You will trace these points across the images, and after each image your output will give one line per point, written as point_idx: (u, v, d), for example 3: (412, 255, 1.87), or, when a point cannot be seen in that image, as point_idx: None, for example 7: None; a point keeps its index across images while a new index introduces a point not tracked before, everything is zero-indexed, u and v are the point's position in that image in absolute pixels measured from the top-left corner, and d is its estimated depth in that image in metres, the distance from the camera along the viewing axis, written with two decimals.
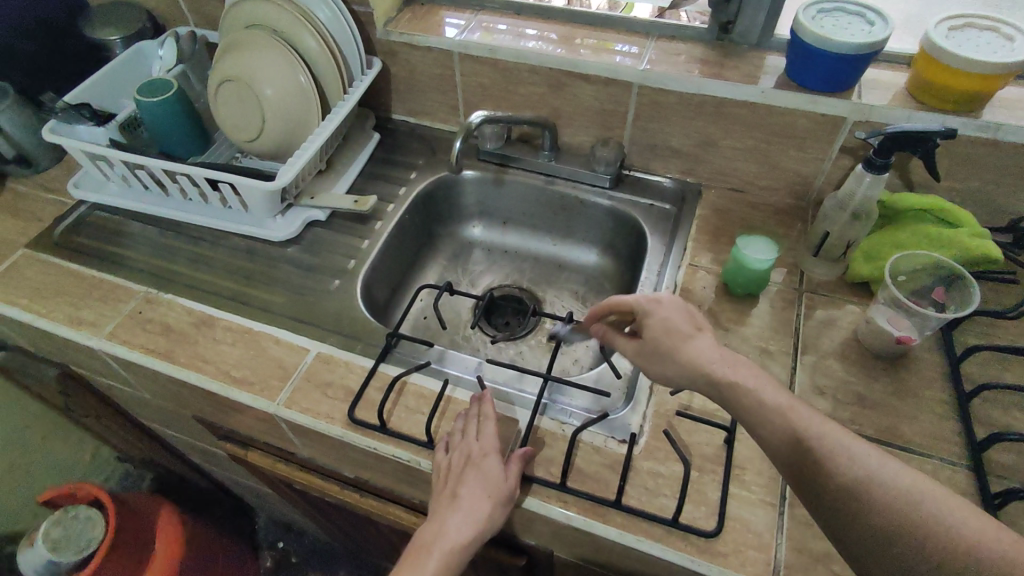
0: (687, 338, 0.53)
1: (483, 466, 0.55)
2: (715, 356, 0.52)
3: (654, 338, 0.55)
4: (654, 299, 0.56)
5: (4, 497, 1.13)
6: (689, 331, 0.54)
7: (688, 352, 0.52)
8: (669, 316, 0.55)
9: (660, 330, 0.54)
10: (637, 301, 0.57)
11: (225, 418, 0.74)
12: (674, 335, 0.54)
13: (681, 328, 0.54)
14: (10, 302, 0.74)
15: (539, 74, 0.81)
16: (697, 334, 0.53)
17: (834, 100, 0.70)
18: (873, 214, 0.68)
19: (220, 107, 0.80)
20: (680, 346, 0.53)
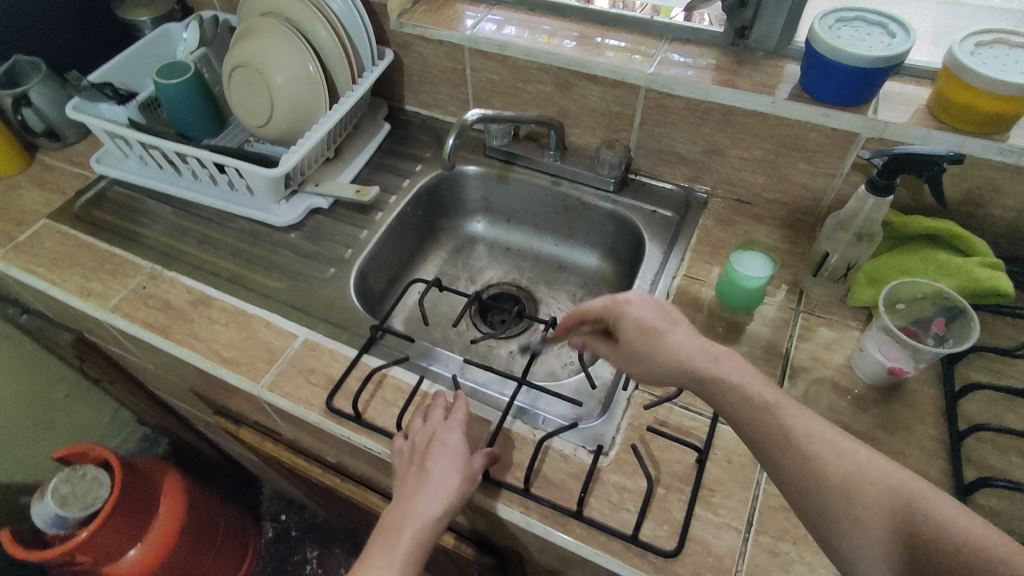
0: (661, 337, 0.50)
1: (448, 446, 0.55)
2: (694, 348, 0.49)
3: (629, 340, 0.52)
4: (622, 300, 0.53)
5: (29, 449, 1.19)
6: (661, 329, 0.51)
7: (665, 350, 0.49)
8: (639, 316, 0.52)
9: (634, 333, 0.52)
10: (605, 304, 0.54)
11: (217, 394, 0.77)
12: (648, 335, 0.51)
13: (654, 325, 0.51)
14: (27, 269, 0.78)
15: (547, 72, 0.80)
16: (672, 329, 0.50)
17: (847, 115, 0.66)
18: (877, 236, 0.66)
19: (233, 92, 0.82)
20: (653, 351, 0.50)
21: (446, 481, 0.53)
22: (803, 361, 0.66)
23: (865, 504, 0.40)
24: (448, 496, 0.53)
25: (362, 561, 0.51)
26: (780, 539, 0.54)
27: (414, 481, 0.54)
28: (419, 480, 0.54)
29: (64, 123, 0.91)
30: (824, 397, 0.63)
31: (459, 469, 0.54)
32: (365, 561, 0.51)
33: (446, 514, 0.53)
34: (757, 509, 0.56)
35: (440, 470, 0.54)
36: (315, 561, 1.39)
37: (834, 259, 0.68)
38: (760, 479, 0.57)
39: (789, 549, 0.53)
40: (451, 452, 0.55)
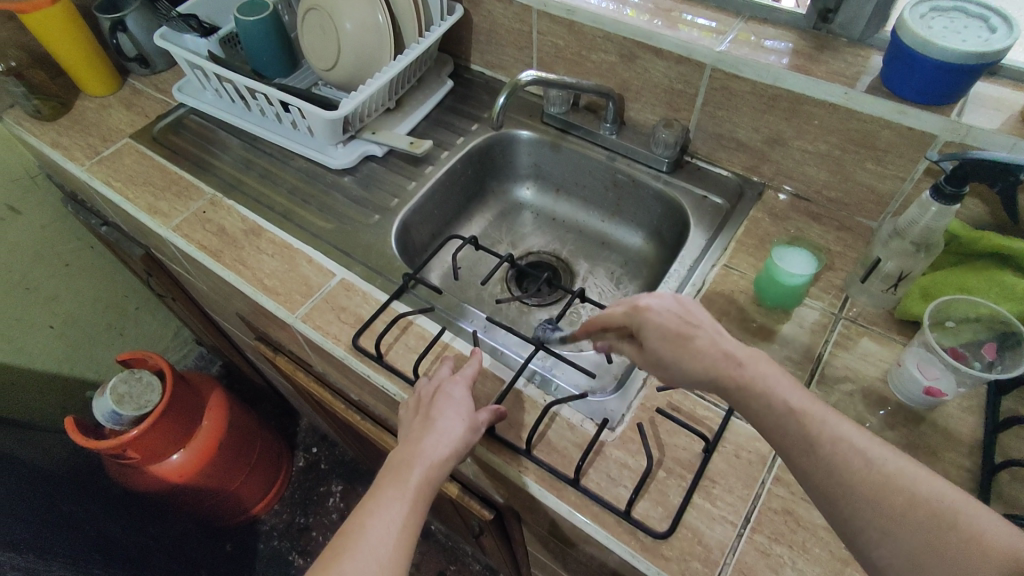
0: (689, 346, 0.46)
1: (453, 398, 0.57)
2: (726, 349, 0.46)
3: (655, 349, 0.48)
4: (641, 307, 0.48)
5: (100, 350, 1.31)
6: (689, 335, 0.46)
7: (694, 359, 0.46)
8: (662, 322, 0.47)
9: (660, 343, 0.47)
10: (626, 313, 0.49)
11: (260, 321, 0.82)
12: (677, 343, 0.46)
13: (681, 333, 0.47)
14: (106, 183, 0.85)
15: (612, 42, 0.78)
16: (698, 333, 0.46)
17: (926, 114, 0.61)
18: (937, 246, 0.61)
19: (305, 35, 0.85)
20: (682, 359, 0.46)
21: (452, 426, 0.54)
22: (835, 368, 0.63)
23: (896, 507, 0.38)
24: (454, 441, 0.54)
25: (372, 495, 0.52)
26: (775, 540, 0.52)
27: (420, 427, 0.56)
28: (425, 426, 0.55)
29: (154, 51, 0.96)
30: (850, 408, 0.60)
31: (464, 418, 0.55)
32: (375, 495, 0.52)
33: (453, 457, 0.54)
34: (757, 507, 0.54)
35: (446, 418, 0.55)
36: (339, 495, 1.47)
37: (887, 266, 0.64)
38: (765, 479, 0.56)
39: (782, 552, 0.52)
40: (457, 402, 0.56)
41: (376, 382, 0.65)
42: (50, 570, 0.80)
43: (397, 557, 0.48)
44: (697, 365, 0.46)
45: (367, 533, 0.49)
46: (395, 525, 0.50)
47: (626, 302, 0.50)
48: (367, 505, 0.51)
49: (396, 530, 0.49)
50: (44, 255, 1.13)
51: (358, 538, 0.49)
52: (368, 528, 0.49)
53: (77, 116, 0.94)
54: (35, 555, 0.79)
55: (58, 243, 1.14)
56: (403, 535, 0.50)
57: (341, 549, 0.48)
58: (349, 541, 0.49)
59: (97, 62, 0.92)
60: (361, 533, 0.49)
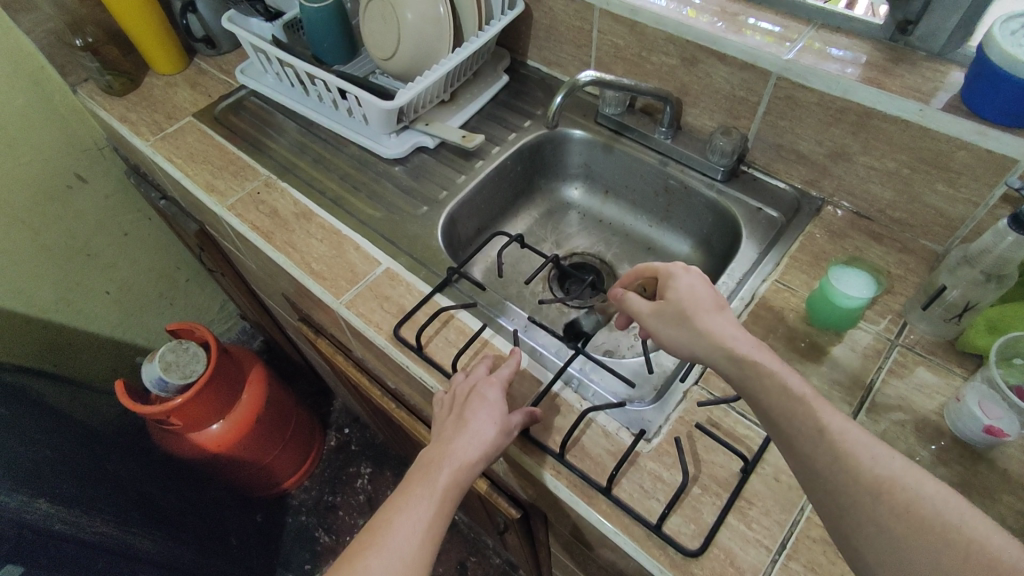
0: (710, 310, 0.50)
1: (488, 399, 0.56)
2: (738, 330, 0.49)
3: (675, 301, 0.52)
4: (682, 266, 0.54)
5: (151, 318, 1.36)
6: (713, 303, 0.51)
7: (708, 322, 0.50)
8: (698, 289, 0.52)
9: (683, 296, 0.52)
10: (669, 265, 0.55)
11: (305, 302, 0.83)
12: (698, 305, 0.51)
13: (704, 300, 0.51)
14: (169, 159, 0.88)
15: (674, 45, 0.77)
16: (718, 310, 0.50)
17: (1008, 138, 0.58)
18: (1010, 277, 0.58)
19: (367, 24, 0.85)
20: (700, 314, 0.50)
21: (484, 429, 0.54)
22: (887, 397, 0.60)
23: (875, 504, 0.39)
24: (485, 444, 0.54)
25: (401, 492, 0.52)
26: (811, 570, 0.51)
27: (452, 427, 0.56)
28: (458, 427, 0.55)
29: (220, 33, 0.99)
30: (900, 439, 0.57)
31: (497, 421, 0.55)
32: (403, 492, 0.52)
33: (483, 459, 0.53)
34: (794, 534, 0.53)
35: (478, 420, 0.55)
36: (367, 477, 1.50)
37: (951, 295, 0.61)
38: (805, 506, 0.54)
39: None
40: (490, 404, 0.55)
41: (415, 373, 0.66)
42: (93, 525, 0.84)
43: (422, 555, 0.49)
44: (708, 329, 0.49)
45: (394, 529, 0.49)
46: (421, 524, 0.50)
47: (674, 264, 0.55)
48: (396, 501, 0.51)
49: (422, 529, 0.50)
50: (105, 225, 1.17)
51: (384, 533, 0.49)
52: (394, 525, 0.50)
53: (145, 92, 0.97)
54: (81, 510, 0.83)
55: (119, 213, 1.19)
56: (429, 533, 0.50)
57: (368, 542, 0.49)
58: (375, 536, 0.49)
59: (167, 41, 0.96)
60: (387, 528, 0.50)
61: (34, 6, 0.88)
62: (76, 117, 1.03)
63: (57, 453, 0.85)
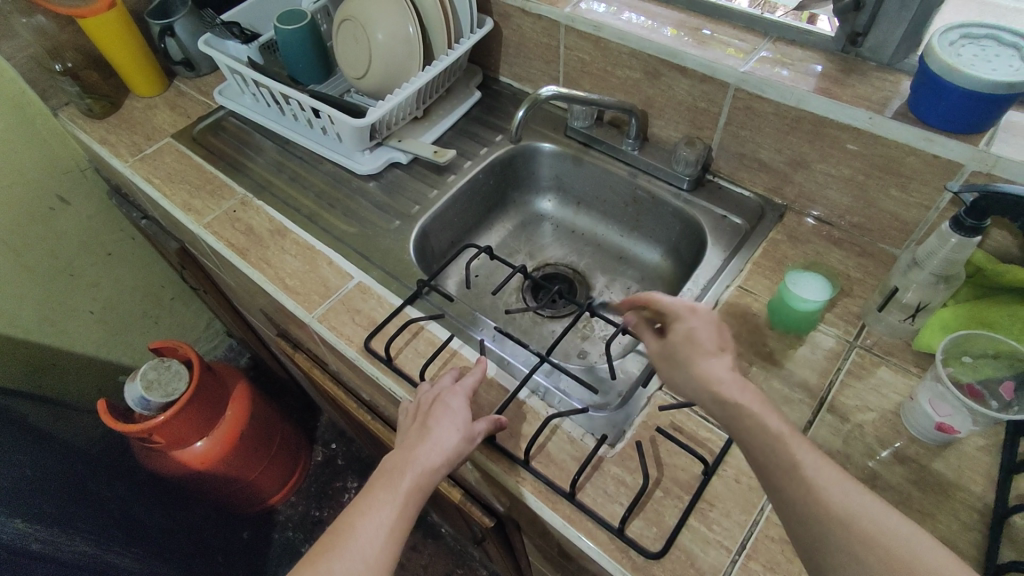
0: (704, 354, 0.48)
1: (453, 408, 0.57)
2: (727, 376, 0.46)
3: (673, 343, 0.50)
4: (691, 307, 0.51)
5: (136, 336, 1.37)
6: (709, 348, 0.48)
7: (700, 367, 0.47)
8: (695, 328, 0.50)
9: (682, 338, 0.50)
10: (675, 305, 0.52)
11: (282, 317, 0.84)
12: (692, 348, 0.49)
13: (702, 342, 0.49)
14: (147, 179, 0.89)
15: (637, 59, 0.79)
16: (715, 353, 0.48)
17: (952, 142, 0.60)
18: (957, 278, 0.59)
19: (340, 45, 0.88)
20: (693, 358, 0.49)
21: (447, 436, 0.55)
22: (845, 398, 0.62)
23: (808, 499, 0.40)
24: (448, 451, 0.55)
25: (364, 497, 0.53)
26: (769, 569, 0.52)
27: (416, 434, 0.57)
28: (421, 434, 0.56)
29: (199, 55, 1.01)
30: (859, 439, 0.59)
31: (460, 429, 0.56)
32: (366, 498, 0.53)
33: (447, 465, 0.55)
34: (754, 534, 0.54)
35: (441, 428, 0.56)
36: (354, 492, 1.49)
37: (905, 296, 0.62)
38: (765, 507, 0.55)
39: None
40: (455, 414, 0.56)
41: (384, 384, 0.67)
42: (72, 544, 0.84)
43: (384, 558, 0.50)
44: (699, 376, 0.47)
45: (357, 534, 0.50)
46: (383, 529, 0.51)
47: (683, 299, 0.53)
48: (358, 506, 0.52)
49: (385, 533, 0.51)
50: (88, 245, 1.18)
51: (347, 537, 0.50)
52: (357, 529, 0.51)
53: (125, 115, 0.99)
54: (59, 530, 0.83)
55: (103, 234, 1.20)
56: (392, 537, 0.51)
57: (330, 546, 0.50)
58: (338, 540, 0.50)
59: (146, 65, 0.98)
60: (349, 533, 0.51)
61: (14, 34, 0.90)
62: (59, 140, 1.05)
63: (36, 473, 0.85)
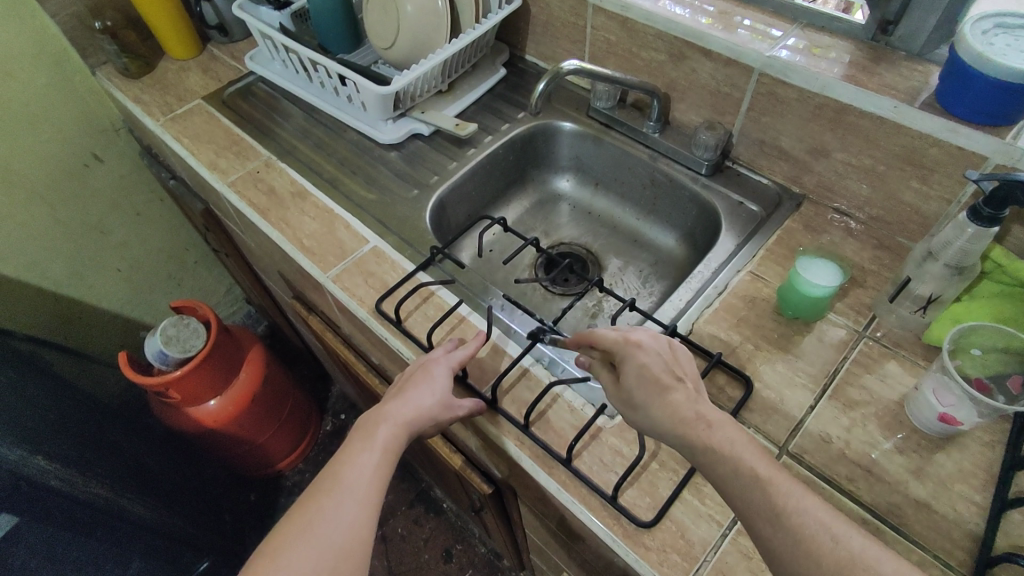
0: (663, 391, 0.48)
1: (428, 370, 0.61)
2: (689, 413, 0.46)
3: (632, 384, 0.50)
4: (633, 341, 0.52)
5: (159, 297, 1.41)
6: (668, 382, 0.49)
7: (665, 405, 0.47)
8: (648, 363, 0.50)
9: (636, 377, 0.50)
10: (617, 340, 0.53)
11: (297, 279, 0.86)
12: (653, 385, 0.49)
13: (660, 376, 0.49)
14: (177, 139, 0.92)
15: (663, 41, 0.79)
16: (676, 386, 0.48)
17: (977, 134, 0.59)
18: (973, 270, 0.58)
19: (370, 14, 0.89)
20: (651, 401, 0.48)
21: (421, 393, 0.59)
22: (849, 386, 0.61)
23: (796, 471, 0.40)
24: (423, 405, 0.59)
25: (345, 448, 0.57)
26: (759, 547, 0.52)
27: (394, 396, 0.60)
28: (398, 395, 0.60)
29: (233, 21, 1.03)
30: (860, 427, 0.59)
31: (437, 389, 0.59)
32: (347, 448, 0.56)
33: (423, 418, 0.58)
34: None
35: (417, 390, 0.59)
36: None
37: (917, 288, 0.62)
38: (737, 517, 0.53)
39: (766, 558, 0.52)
40: (430, 376, 0.60)
41: (393, 345, 0.68)
42: (88, 485, 0.88)
43: (372, 496, 0.53)
44: (664, 415, 0.47)
45: (340, 476, 0.53)
46: (366, 471, 0.54)
47: (621, 332, 0.54)
48: (341, 456, 0.56)
49: (370, 475, 0.54)
50: (119, 204, 1.22)
51: (334, 480, 0.53)
52: (342, 473, 0.54)
53: (159, 76, 1.02)
54: (76, 471, 0.87)
55: (133, 194, 1.23)
56: (376, 479, 0.54)
57: (316, 488, 0.53)
58: (323, 483, 0.53)
59: (181, 28, 1.00)
60: (333, 476, 0.53)
61: None
62: (96, 99, 1.08)
63: (58, 416, 0.89)
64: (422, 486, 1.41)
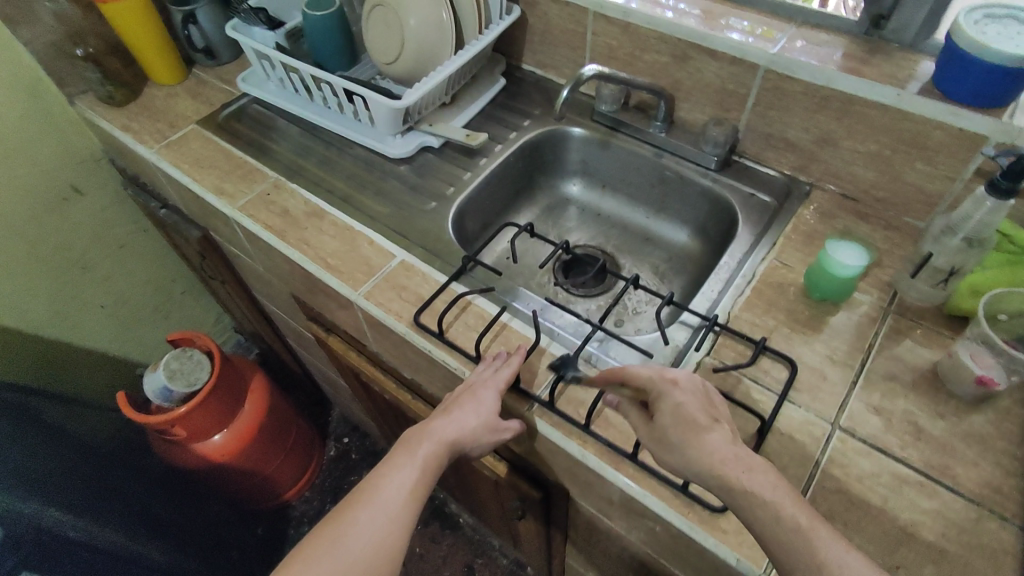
0: (699, 431, 0.49)
1: (475, 390, 0.61)
2: (727, 454, 0.47)
3: (665, 424, 0.51)
4: (670, 379, 0.53)
5: (144, 332, 1.35)
6: (704, 422, 0.50)
7: (700, 447, 0.48)
8: (683, 403, 0.51)
9: (671, 418, 0.51)
10: (652, 377, 0.54)
11: (317, 301, 0.85)
12: (687, 426, 0.50)
13: (696, 417, 0.50)
14: (175, 165, 0.89)
15: (666, 43, 0.81)
16: (713, 426, 0.49)
17: (977, 116, 0.64)
18: (989, 242, 0.62)
19: (370, 31, 0.89)
20: (688, 440, 0.49)
21: (466, 415, 0.60)
22: (884, 359, 0.65)
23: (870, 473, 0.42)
24: (464, 426, 0.60)
25: (388, 459, 0.59)
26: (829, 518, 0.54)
27: (440, 412, 0.62)
28: (444, 412, 0.61)
29: (220, 42, 1.01)
30: (901, 397, 0.62)
31: (481, 412, 0.60)
32: (390, 460, 0.59)
33: (463, 438, 0.60)
34: (812, 486, 0.56)
35: (463, 410, 0.60)
36: None
37: (937, 261, 0.65)
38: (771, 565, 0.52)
39: (837, 528, 0.54)
40: (476, 397, 0.61)
41: (437, 357, 0.68)
42: (104, 533, 0.85)
43: (405, 513, 0.56)
44: (699, 456, 0.48)
45: (380, 490, 0.56)
46: (405, 488, 0.57)
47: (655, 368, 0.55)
48: (383, 468, 0.58)
49: (406, 491, 0.57)
50: (102, 237, 1.17)
51: (373, 493, 0.56)
52: (382, 485, 0.57)
53: (146, 102, 0.99)
54: (92, 518, 0.84)
55: (115, 226, 1.18)
56: (412, 495, 0.57)
57: (355, 498, 0.56)
58: (363, 494, 0.56)
59: (167, 52, 0.97)
60: (373, 489, 0.56)
61: (35, 18, 0.89)
62: (74, 130, 1.04)
63: (67, 462, 0.85)
64: (436, 503, 1.39)
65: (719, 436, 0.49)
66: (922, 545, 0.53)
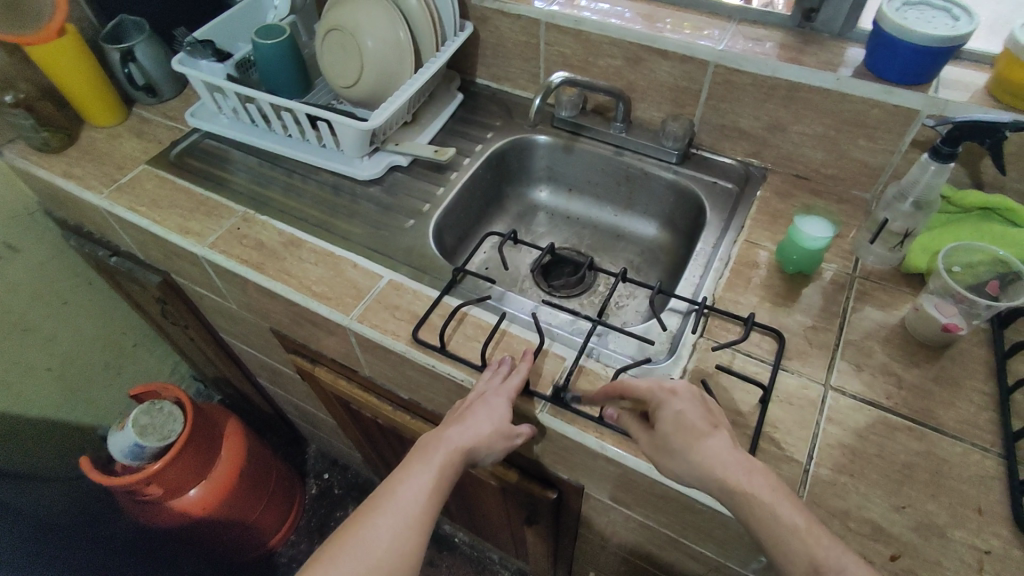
0: (700, 437, 0.51)
1: (486, 397, 0.61)
2: (728, 458, 0.50)
3: (667, 432, 0.53)
4: (669, 389, 0.55)
5: (96, 391, 1.26)
6: (704, 428, 0.52)
7: (700, 451, 0.51)
8: (683, 411, 0.53)
9: (673, 426, 0.53)
10: (651, 389, 0.55)
11: (301, 332, 0.83)
12: (688, 433, 0.52)
13: (697, 424, 0.52)
14: (131, 208, 0.85)
15: (618, 47, 0.85)
16: (714, 432, 0.51)
17: (910, 93, 0.71)
18: (935, 204, 0.69)
19: (326, 57, 0.89)
20: (690, 442, 0.51)
21: (480, 421, 0.60)
22: (858, 321, 0.70)
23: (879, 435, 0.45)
24: (478, 433, 0.59)
25: (403, 465, 0.58)
26: (838, 471, 0.58)
27: (453, 419, 0.62)
28: (457, 419, 0.61)
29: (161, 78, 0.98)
30: (880, 353, 0.67)
31: (495, 418, 0.60)
32: (405, 466, 0.58)
33: (478, 444, 0.60)
34: (817, 445, 0.60)
35: (477, 416, 0.60)
36: None
37: (893, 226, 0.72)
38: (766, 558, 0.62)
39: (846, 480, 0.58)
40: (488, 402, 0.60)
41: (441, 371, 0.68)
42: None
43: (420, 520, 0.55)
44: (699, 460, 0.51)
45: (396, 496, 0.56)
46: (422, 494, 0.56)
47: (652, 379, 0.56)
48: (399, 474, 0.58)
49: (423, 496, 0.56)
50: (42, 294, 1.09)
51: (388, 499, 0.55)
52: (399, 490, 0.56)
53: (86, 146, 0.94)
54: None
55: (57, 281, 1.11)
56: (428, 503, 0.56)
57: (371, 504, 0.55)
58: (379, 500, 0.56)
59: (106, 93, 0.93)
60: (389, 495, 0.56)
61: None
62: (5, 183, 0.97)
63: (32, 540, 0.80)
64: None
65: (721, 441, 0.51)
66: (920, 485, 0.57)
